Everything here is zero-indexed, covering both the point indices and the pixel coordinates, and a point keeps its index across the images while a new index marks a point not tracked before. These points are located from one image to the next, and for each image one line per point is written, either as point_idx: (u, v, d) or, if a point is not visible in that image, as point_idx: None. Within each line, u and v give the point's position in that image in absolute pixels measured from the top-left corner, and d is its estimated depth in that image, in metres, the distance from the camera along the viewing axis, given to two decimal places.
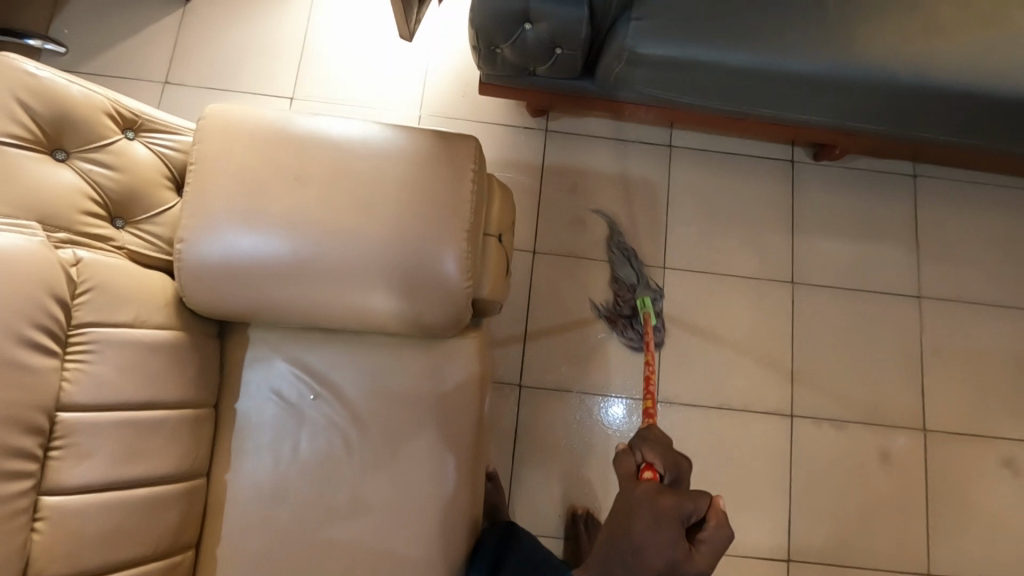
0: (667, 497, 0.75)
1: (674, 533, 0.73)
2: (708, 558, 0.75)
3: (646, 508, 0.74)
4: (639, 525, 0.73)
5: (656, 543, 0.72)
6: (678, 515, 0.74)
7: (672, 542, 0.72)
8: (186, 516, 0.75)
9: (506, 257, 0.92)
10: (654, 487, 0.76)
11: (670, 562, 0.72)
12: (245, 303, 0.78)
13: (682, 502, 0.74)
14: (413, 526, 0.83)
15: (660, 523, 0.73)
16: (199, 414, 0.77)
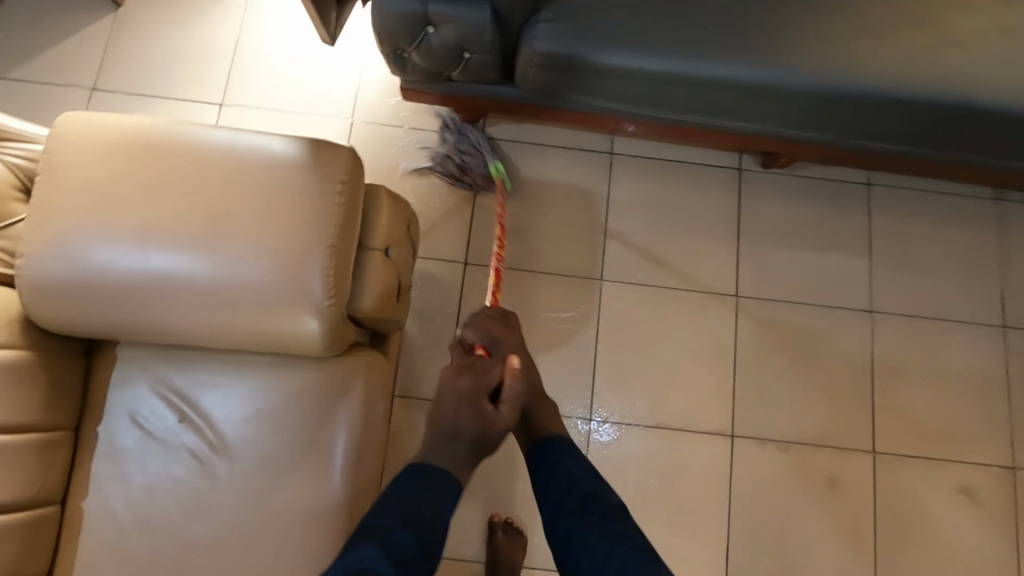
0: (461, 371, 0.82)
1: (473, 397, 0.78)
2: (514, 409, 0.79)
3: (449, 393, 0.79)
4: (442, 408, 0.78)
5: (458, 415, 0.77)
6: (473, 389, 0.79)
7: (468, 412, 0.78)
8: (30, 545, 0.72)
9: (398, 273, 0.87)
10: (457, 371, 0.81)
11: (478, 426, 0.77)
12: (109, 329, 0.75)
13: (476, 373, 0.81)
14: (282, 558, 0.78)
15: (461, 396, 0.78)
16: (49, 438, 0.74)
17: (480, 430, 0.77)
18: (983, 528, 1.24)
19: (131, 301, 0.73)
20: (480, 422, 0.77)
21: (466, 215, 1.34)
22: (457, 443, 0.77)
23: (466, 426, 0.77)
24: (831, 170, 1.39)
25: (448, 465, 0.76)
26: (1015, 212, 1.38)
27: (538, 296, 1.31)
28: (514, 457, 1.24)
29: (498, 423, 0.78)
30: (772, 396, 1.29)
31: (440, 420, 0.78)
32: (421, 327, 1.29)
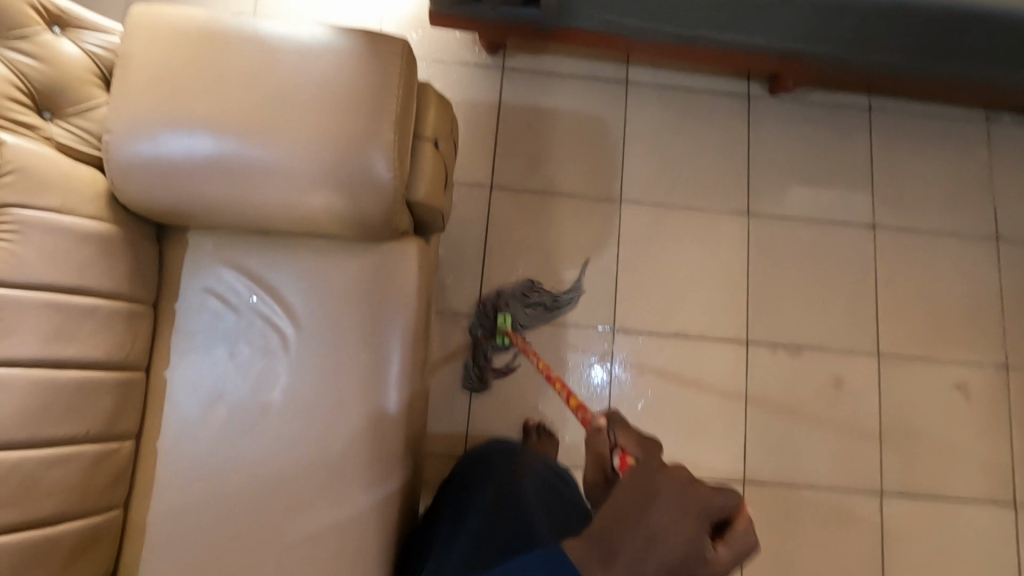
0: (700, 489, 0.56)
1: (701, 524, 0.54)
2: (733, 554, 0.55)
3: (664, 496, 0.55)
4: (654, 504, 0.55)
5: (674, 525, 0.53)
6: (703, 516, 0.55)
7: (687, 533, 0.53)
8: (122, 405, 0.78)
9: (444, 167, 0.93)
10: (674, 475, 0.57)
11: (688, 556, 0.53)
12: (186, 206, 0.80)
13: (716, 495, 0.56)
14: (348, 423, 0.85)
15: (684, 507, 0.55)
16: (135, 309, 0.80)
17: (680, 565, 0.52)
18: (979, 423, 1.34)
19: (208, 179, 0.79)
20: (691, 556, 0.53)
21: (489, 142, 1.40)
22: (651, 558, 0.52)
23: (673, 546, 0.53)
24: (834, 96, 1.47)
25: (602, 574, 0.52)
26: (1005, 134, 1.47)
27: (560, 218, 1.38)
28: (542, 366, 1.31)
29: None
30: (783, 306, 1.37)
31: (634, 488, 0.57)
32: (450, 248, 1.36)
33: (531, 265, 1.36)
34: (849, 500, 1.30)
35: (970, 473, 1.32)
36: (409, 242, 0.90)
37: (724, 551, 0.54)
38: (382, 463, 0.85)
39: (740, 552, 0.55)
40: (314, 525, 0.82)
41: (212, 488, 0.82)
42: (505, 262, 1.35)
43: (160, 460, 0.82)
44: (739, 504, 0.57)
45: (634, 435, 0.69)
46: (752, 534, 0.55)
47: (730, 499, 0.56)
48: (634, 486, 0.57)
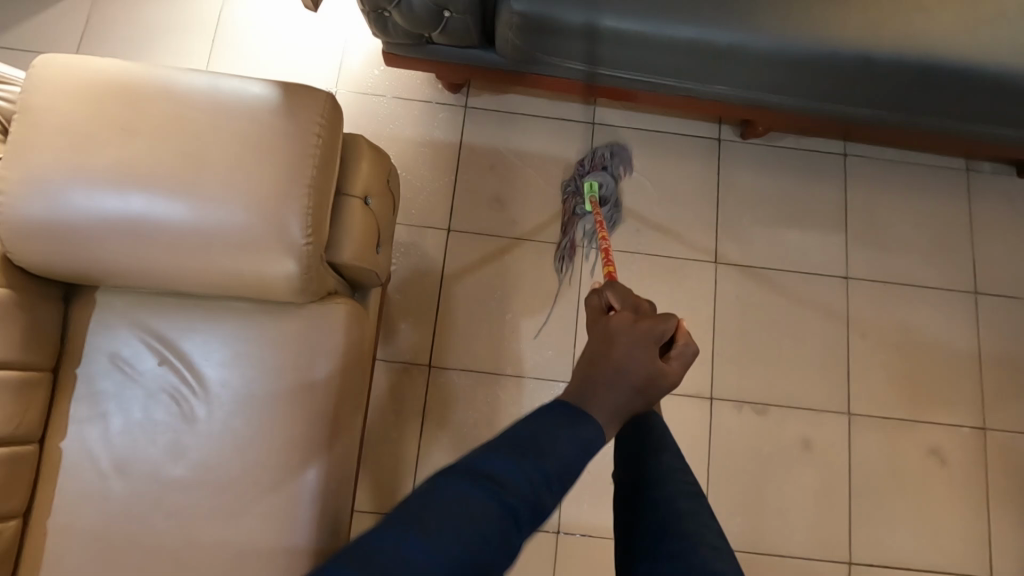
0: (643, 326, 0.62)
1: (653, 358, 0.60)
2: (682, 367, 0.64)
3: (623, 330, 0.62)
4: (618, 344, 0.60)
5: (633, 357, 0.60)
6: (652, 338, 0.62)
7: (643, 358, 0.60)
8: (9, 482, 0.72)
9: (377, 223, 0.88)
10: (632, 318, 0.64)
11: (649, 375, 0.59)
12: (86, 260, 0.75)
13: (657, 325, 0.63)
14: (260, 502, 0.79)
15: (640, 347, 0.61)
16: (27, 377, 0.74)
17: (645, 385, 0.59)
18: (955, 488, 1.27)
19: (112, 241, 0.74)
20: (650, 369, 0.60)
21: (451, 183, 1.36)
22: (622, 393, 0.57)
23: (637, 373, 0.59)
24: (809, 141, 1.42)
25: (602, 413, 0.56)
26: (985, 183, 1.42)
27: (522, 263, 1.32)
28: (495, 417, 1.26)
29: (665, 381, 0.61)
30: (750, 360, 1.31)
31: (601, 356, 0.60)
32: (406, 292, 1.31)
33: (492, 310, 1.30)
34: (817, 571, 1.22)
35: (946, 542, 1.25)
36: (336, 302, 0.85)
37: (673, 364, 0.63)
38: (294, 548, 0.78)
39: (685, 357, 0.64)
40: None
41: (107, 573, 0.75)
42: (471, 297, 1.30)
43: (49, 540, 0.76)
44: (678, 325, 0.65)
45: (620, 295, 0.70)
46: (691, 345, 0.65)
47: (669, 322, 0.63)
48: (597, 338, 0.62)
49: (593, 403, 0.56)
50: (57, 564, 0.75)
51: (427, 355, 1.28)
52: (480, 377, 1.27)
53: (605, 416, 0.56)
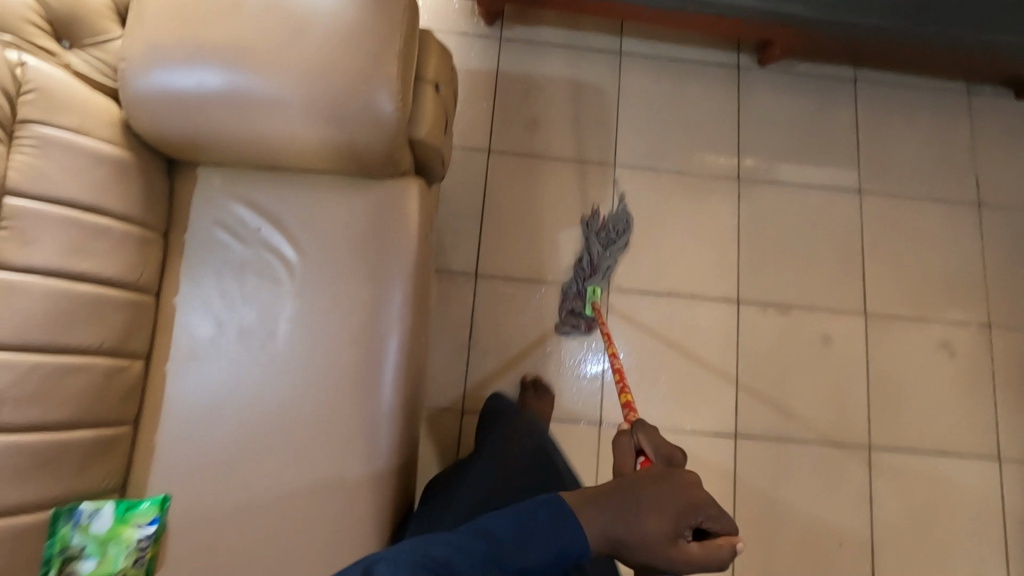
0: (670, 516, 0.58)
1: (672, 533, 0.58)
2: (707, 545, 0.59)
3: (639, 499, 0.59)
4: (637, 501, 0.59)
5: (656, 508, 0.59)
6: (678, 523, 0.58)
7: (654, 523, 0.58)
8: (135, 323, 0.81)
9: (444, 111, 0.97)
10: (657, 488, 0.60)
11: (659, 538, 0.58)
12: (195, 130, 0.83)
13: (693, 495, 0.60)
14: (352, 351, 0.88)
15: (661, 503, 0.59)
16: (146, 235, 0.83)
17: (650, 539, 0.58)
18: (963, 379, 1.38)
19: (218, 110, 0.82)
20: (661, 535, 0.58)
21: (488, 108, 1.45)
22: (621, 526, 0.58)
23: (647, 539, 0.58)
24: (821, 67, 1.52)
25: (598, 531, 0.58)
26: (986, 103, 1.52)
27: (558, 181, 1.42)
28: (536, 321, 1.36)
29: (679, 564, 0.57)
30: (772, 267, 1.41)
31: (624, 488, 0.60)
32: (450, 208, 1.40)
33: (531, 224, 1.40)
34: (838, 454, 1.33)
35: (955, 427, 1.36)
36: (410, 179, 0.94)
37: (695, 547, 0.58)
38: (383, 391, 0.87)
39: (711, 559, 0.58)
40: (321, 447, 0.85)
41: (221, 411, 0.84)
42: (511, 213, 1.40)
43: (168, 381, 0.84)
44: (728, 535, 0.60)
45: (654, 441, 0.73)
46: (728, 548, 0.58)
47: (711, 521, 0.59)
48: (641, 475, 0.62)
49: (589, 514, 0.59)
50: (175, 403, 0.84)
51: (473, 265, 1.37)
52: (523, 285, 1.37)
53: (594, 537, 0.58)
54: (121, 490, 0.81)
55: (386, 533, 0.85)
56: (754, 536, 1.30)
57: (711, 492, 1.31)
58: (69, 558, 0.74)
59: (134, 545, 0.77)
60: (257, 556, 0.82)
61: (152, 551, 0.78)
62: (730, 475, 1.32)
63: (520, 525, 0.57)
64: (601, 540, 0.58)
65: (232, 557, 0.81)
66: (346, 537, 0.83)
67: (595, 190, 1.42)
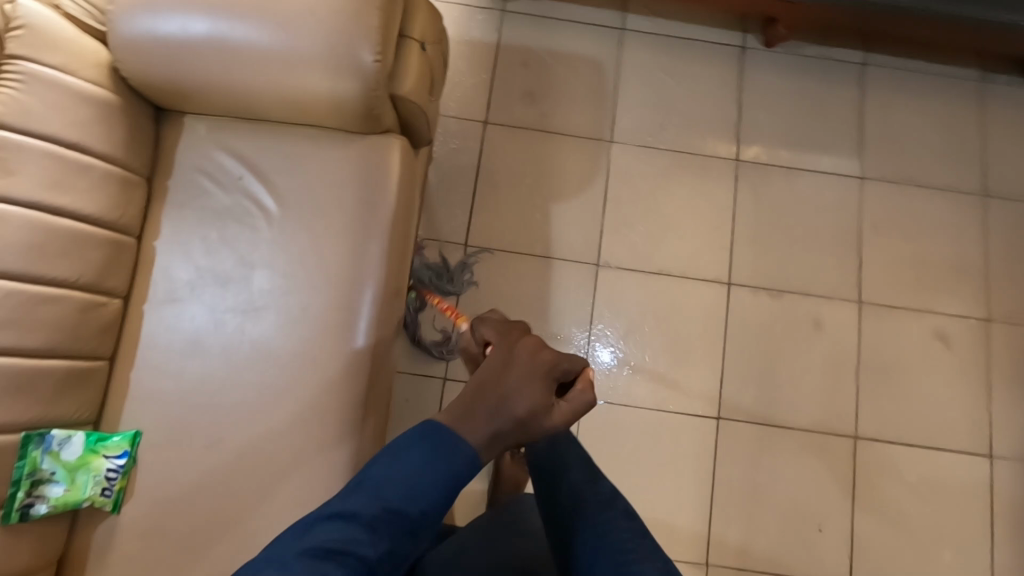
0: (546, 357, 0.66)
1: (542, 387, 0.64)
2: (573, 412, 0.66)
3: (521, 362, 0.65)
4: (510, 373, 0.64)
5: (522, 393, 0.63)
6: (549, 372, 0.65)
7: (535, 393, 0.63)
8: (115, 261, 0.83)
9: (431, 70, 0.97)
10: (528, 341, 0.67)
11: (532, 411, 0.63)
12: (179, 75, 0.84)
13: (560, 360, 0.66)
14: (325, 299, 0.89)
15: (534, 371, 0.64)
16: (129, 177, 0.85)
17: (527, 419, 0.63)
18: (957, 372, 1.35)
19: (199, 54, 0.82)
20: (535, 412, 0.63)
21: (487, 80, 1.45)
22: (499, 420, 0.62)
23: (515, 411, 0.62)
24: (829, 49, 1.49)
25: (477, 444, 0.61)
26: (1001, 92, 1.48)
27: (553, 155, 1.42)
28: (523, 294, 1.35)
29: (550, 422, 0.64)
30: (766, 249, 1.39)
31: (495, 380, 0.64)
32: (444, 177, 1.40)
33: (523, 197, 1.39)
34: (822, 441, 1.32)
35: (946, 420, 1.33)
36: (393, 136, 0.94)
37: (564, 407, 0.66)
38: (355, 338, 0.88)
39: (580, 408, 0.67)
40: (290, 393, 0.86)
41: (196, 354, 0.86)
42: (504, 185, 1.40)
43: (146, 320, 0.87)
44: (586, 371, 0.69)
45: (499, 329, 0.72)
46: (588, 394, 0.67)
47: (574, 362, 0.67)
48: (496, 363, 0.65)
49: (469, 422, 0.61)
50: (150, 341, 0.86)
51: (463, 235, 1.37)
52: (512, 257, 1.37)
53: (483, 440, 0.61)
54: (95, 423, 0.84)
55: (352, 482, 0.86)
56: (732, 518, 1.29)
57: (691, 472, 1.30)
58: (39, 481, 0.75)
59: (102, 475, 0.79)
60: (223, 496, 0.83)
61: (122, 483, 0.80)
62: (711, 456, 1.31)
63: (408, 474, 0.58)
64: (488, 448, 0.62)
65: (198, 495, 0.83)
66: (311, 481, 0.84)
67: (590, 166, 1.41)
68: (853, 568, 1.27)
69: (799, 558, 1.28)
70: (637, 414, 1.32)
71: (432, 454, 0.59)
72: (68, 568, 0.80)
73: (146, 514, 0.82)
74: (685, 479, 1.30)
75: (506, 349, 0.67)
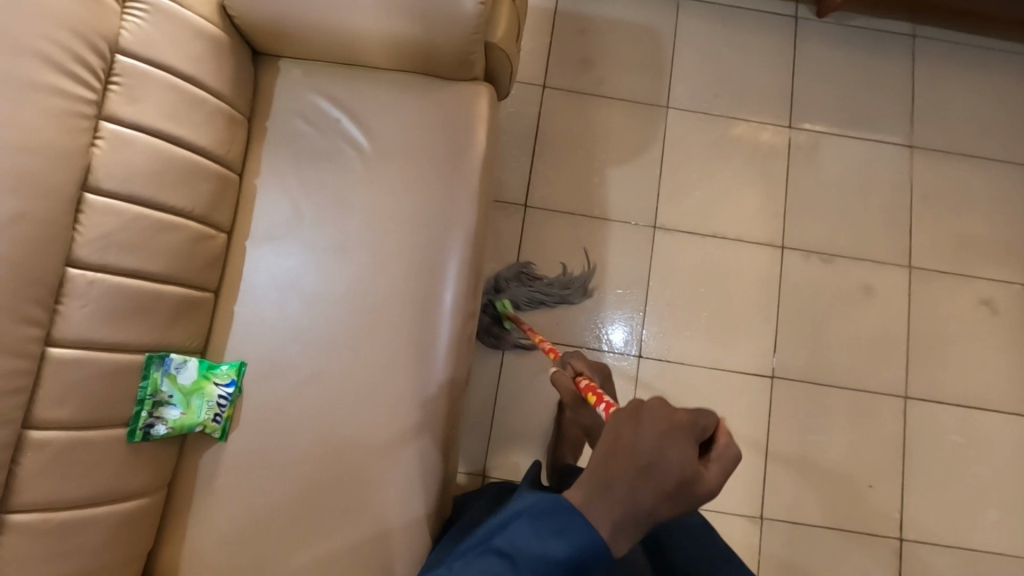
0: (682, 415, 0.60)
1: (687, 451, 0.58)
2: (719, 475, 0.61)
3: (660, 421, 0.59)
4: (648, 436, 0.58)
5: (672, 463, 0.57)
6: (692, 436, 0.59)
7: (681, 459, 0.58)
8: (222, 196, 0.85)
9: (516, 21, 0.99)
10: (664, 399, 0.61)
11: (681, 479, 0.57)
12: (282, 16, 0.86)
13: (699, 419, 0.61)
14: (419, 240, 0.91)
15: (675, 433, 0.59)
16: (233, 115, 0.87)
17: (677, 490, 0.58)
18: (1004, 336, 1.38)
19: None
20: (686, 480, 0.58)
21: (545, 45, 1.47)
22: (646, 495, 0.57)
23: (664, 479, 0.57)
24: (880, 21, 1.51)
25: (614, 524, 0.58)
26: None
27: (610, 120, 1.44)
28: (582, 255, 1.38)
29: (696, 492, 0.58)
30: (819, 216, 1.42)
31: (632, 450, 0.58)
32: (504, 140, 1.42)
33: (581, 161, 1.42)
34: (874, 402, 1.35)
35: (993, 384, 1.37)
36: (480, 85, 0.96)
37: (714, 468, 0.61)
38: (449, 279, 0.90)
39: (728, 463, 0.62)
40: (387, 330, 0.88)
41: (296, 291, 0.88)
42: (562, 148, 1.42)
43: (247, 258, 0.89)
44: (719, 425, 0.64)
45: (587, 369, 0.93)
46: (734, 446, 0.62)
47: (710, 419, 0.62)
48: (629, 423, 0.60)
49: (614, 493, 0.58)
50: (253, 278, 0.89)
51: (523, 196, 1.39)
52: (571, 219, 1.39)
53: (622, 521, 0.58)
54: (202, 353, 0.86)
55: (447, 414, 0.88)
56: (786, 474, 1.32)
57: (745, 431, 1.33)
58: (158, 403, 0.78)
59: (214, 401, 0.82)
60: (324, 427, 0.85)
61: (230, 410, 0.83)
62: (765, 415, 1.34)
63: (532, 536, 0.61)
64: (632, 528, 0.58)
65: (300, 425, 0.85)
66: (408, 414, 0.86)
67: (647, 132, 1.44)
68: (902, 524, 1.31)
69: (849, 514, 1.31)
70: (693, 374, 1.35)
71: (553, 525, 0.60)
72: (178, 489, 0.84)
73: (251, 442, 0.84)
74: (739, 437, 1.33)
75: (640, 407, 0.61)
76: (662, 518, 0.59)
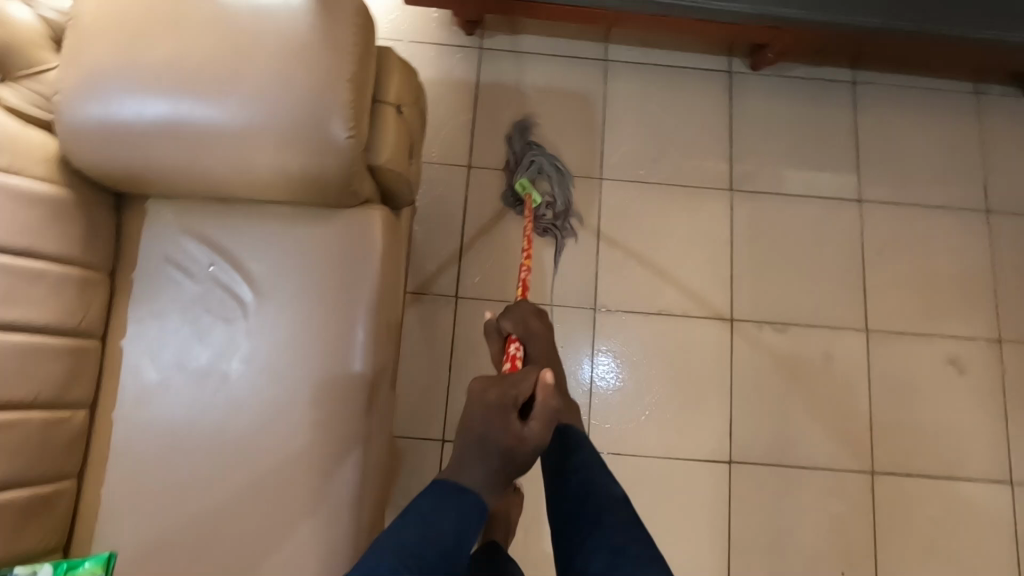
0: (494, 394, 0.75)
1: (503, 420, 0.73)
2: (546, 423, 0.74)
3: (478, 401, 0.75)
4: (472, 417, 0.74)
5: (491, 429, 0.73)
6: (503, 406, 0.74)
7: (501, 426, 0.73)
8: (76, 371, 0.78)
9: (410, 134, 0.91)
10: (482, 380, 0.77)
11: (507, 445, 0.72)
12: (138, 163, 0.79)
13: (508, 391, 0.75)
14: (307, 389, 0.83)
15: (491, 412, 0.74)
16: (88, 276, 0.80)
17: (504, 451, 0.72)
18: (972, 396, 1.31)
19: (156, 141, 0.77)
20: (509, 441, 0.72)
21: (469, 121, 1.39)
22: (485, 461, 0.72)
23: (494, 444, 0.72)
24: (819, 69, 1.45)
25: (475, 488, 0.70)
26: (996, 104, 1.44)
27: None
28: None
29: (525, 446, 0.73)
30: (768, 282, 1.34)
31: (469, 430, 0.74)
32: (431, 227, 1.34)
33: (514, 242, 1.34)
34: (839, 480, 1.27)
35: (965, 449, 1.29)
36: (374, 207, 0.88)
37: (535, 425, 0.74)
38: (343, 430, 0.82)
39: (550, 414, 0.74)
40: (273, 492, 0.81)
41: (173, 459, 0.81)
42: (493, 230, 1.34)
43: (116, 427, 0.82)
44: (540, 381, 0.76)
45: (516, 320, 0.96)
46: (551, 402, 0.74)
47: (521, 387, 0.76)
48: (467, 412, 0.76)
49: (464, 467, 0.72)
50: (125, 447, 0.81)
51: (454, 287, 1.32)
52: (507, 306, 1.31)
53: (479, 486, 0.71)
54: (64, 549, 0.79)
55: None
56: (752, 567, 1.23)
57: (705, 521, 1.25)
58: None
59: None
60: None
61: None
62: (725, 504, 1.25)
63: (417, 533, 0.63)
64: (488, 489, 0.71)
65: None
66: None
67: (582, 205, 1.36)
68: None
69: None
70: (648, 464, 1.26)
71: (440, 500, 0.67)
72: None
73: None
74: (698, 529, 1.24)
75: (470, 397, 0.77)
76: (507, 474, 0.73)
